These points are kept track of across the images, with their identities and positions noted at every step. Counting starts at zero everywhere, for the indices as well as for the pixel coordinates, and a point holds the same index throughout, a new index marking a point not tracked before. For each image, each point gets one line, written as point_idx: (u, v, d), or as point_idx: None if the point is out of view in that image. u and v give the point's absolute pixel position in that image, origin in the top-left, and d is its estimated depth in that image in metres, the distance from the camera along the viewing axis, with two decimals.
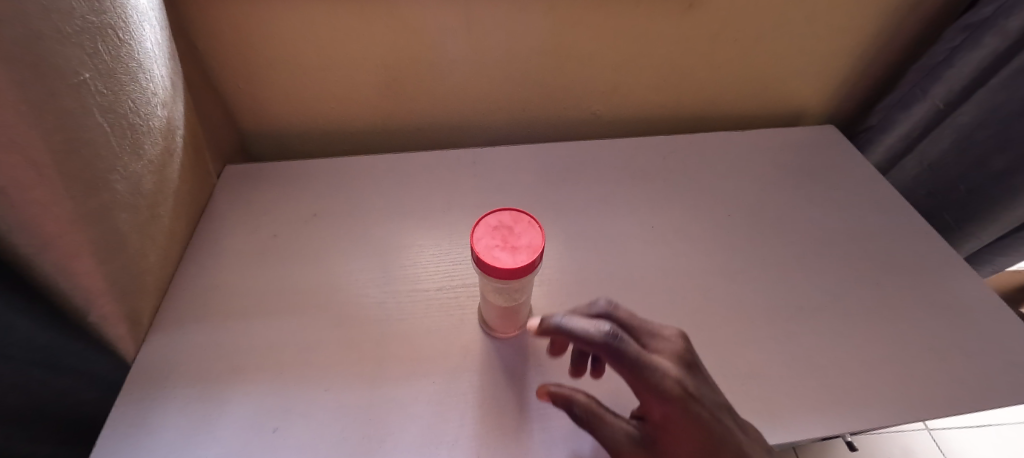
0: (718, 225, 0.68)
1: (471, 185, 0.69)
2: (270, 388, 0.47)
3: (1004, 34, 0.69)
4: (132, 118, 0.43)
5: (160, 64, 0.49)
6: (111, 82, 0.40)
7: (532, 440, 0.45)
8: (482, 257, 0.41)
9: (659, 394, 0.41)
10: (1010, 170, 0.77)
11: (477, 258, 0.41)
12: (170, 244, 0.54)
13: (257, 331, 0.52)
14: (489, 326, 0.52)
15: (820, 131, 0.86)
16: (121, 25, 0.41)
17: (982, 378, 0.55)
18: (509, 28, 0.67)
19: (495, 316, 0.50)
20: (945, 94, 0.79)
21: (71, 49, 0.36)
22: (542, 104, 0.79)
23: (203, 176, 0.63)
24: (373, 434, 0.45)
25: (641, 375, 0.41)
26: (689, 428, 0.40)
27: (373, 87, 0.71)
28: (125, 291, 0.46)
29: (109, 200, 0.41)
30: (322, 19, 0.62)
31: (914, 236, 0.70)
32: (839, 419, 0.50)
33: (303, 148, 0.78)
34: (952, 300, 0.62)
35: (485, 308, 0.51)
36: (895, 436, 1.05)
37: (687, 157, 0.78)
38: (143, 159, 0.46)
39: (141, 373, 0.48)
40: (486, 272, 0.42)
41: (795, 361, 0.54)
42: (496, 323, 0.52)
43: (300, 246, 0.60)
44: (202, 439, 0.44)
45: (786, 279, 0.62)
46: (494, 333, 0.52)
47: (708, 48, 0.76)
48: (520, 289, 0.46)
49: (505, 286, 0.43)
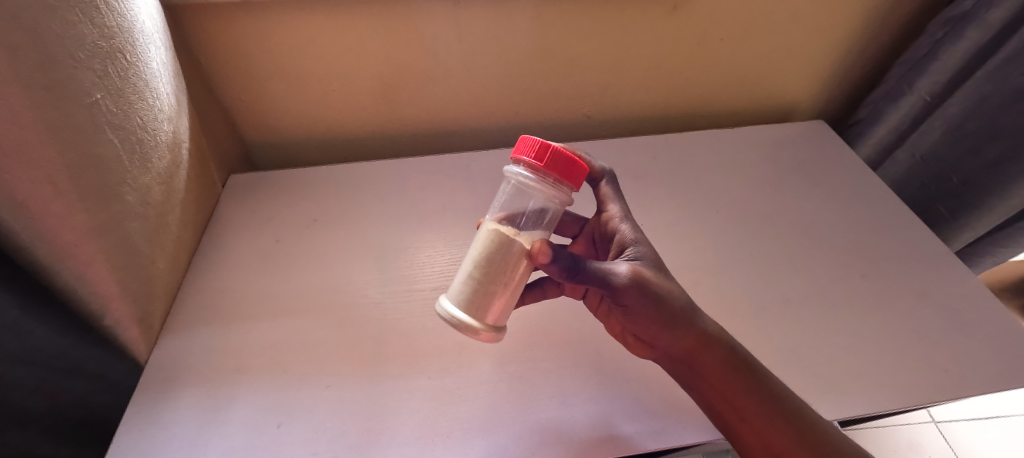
0: (706, 222, 0.70)
1: (467, 189, 0.72)
2: (275, 387, 0.50)
3: (986, 27, 0.71)
4: (141, 134, 0.46)
5: (165, 82, 0.52)
6: (120, 101, 0.43)
7: (524, 430, 0.47)
8: (569, 157, 0.42)
9: (625, 220, 0.51)
10: (1000, 160, 0.78)
11: (556, 152, 0.41)
12: (178, 251, 0.57)
13: (263, 332, 0.54)
14: (483, 317, 0.43)
15: (808, 127, 0.88)
16: (129, 48, 0.44)
17: (968, 366, 0.56)
18: (498, 35, 0.70)
19: (503, 284, 0.43)
20: (931, 87, 0.80)
21: (83, 73, 0.39)
22: (534, 107, 0.81)
23: (207, 185, 0.65)
24: (373, 428, 0.47)
25: (615, 202, 0.53)
26: (653, 250, 0.49)
27: (369, 96, 0.73)
28: (138, 296, 0.49)
29: (120, 211, 0.44)
30: (318, 32, 0.65)
31: (899, 229, 0.71)
32: (826, 407, 0.51)
33: (304, 158, 0.80)
34: (938, 291, 0.64)
35: (493, 277, 0.43)
36: (902, 428, 1.05)
37: (677, 156, 0.80)
38: (152, 172, 0.48)
39: (153, 374, 0.50)
40: (558, 169, 0.41)
41: (781, 352, 0.56)
42: (494, 305, 0.44)
43: (302, 251, 0.63)
44: (213, 435, 0.46)
45: (774, 273, 0.64)
46: (488, 328, 0.43)
47: (693, 49, 0.78)
48: (551, 221, 0.47)
49: (569, 198, 0.44)
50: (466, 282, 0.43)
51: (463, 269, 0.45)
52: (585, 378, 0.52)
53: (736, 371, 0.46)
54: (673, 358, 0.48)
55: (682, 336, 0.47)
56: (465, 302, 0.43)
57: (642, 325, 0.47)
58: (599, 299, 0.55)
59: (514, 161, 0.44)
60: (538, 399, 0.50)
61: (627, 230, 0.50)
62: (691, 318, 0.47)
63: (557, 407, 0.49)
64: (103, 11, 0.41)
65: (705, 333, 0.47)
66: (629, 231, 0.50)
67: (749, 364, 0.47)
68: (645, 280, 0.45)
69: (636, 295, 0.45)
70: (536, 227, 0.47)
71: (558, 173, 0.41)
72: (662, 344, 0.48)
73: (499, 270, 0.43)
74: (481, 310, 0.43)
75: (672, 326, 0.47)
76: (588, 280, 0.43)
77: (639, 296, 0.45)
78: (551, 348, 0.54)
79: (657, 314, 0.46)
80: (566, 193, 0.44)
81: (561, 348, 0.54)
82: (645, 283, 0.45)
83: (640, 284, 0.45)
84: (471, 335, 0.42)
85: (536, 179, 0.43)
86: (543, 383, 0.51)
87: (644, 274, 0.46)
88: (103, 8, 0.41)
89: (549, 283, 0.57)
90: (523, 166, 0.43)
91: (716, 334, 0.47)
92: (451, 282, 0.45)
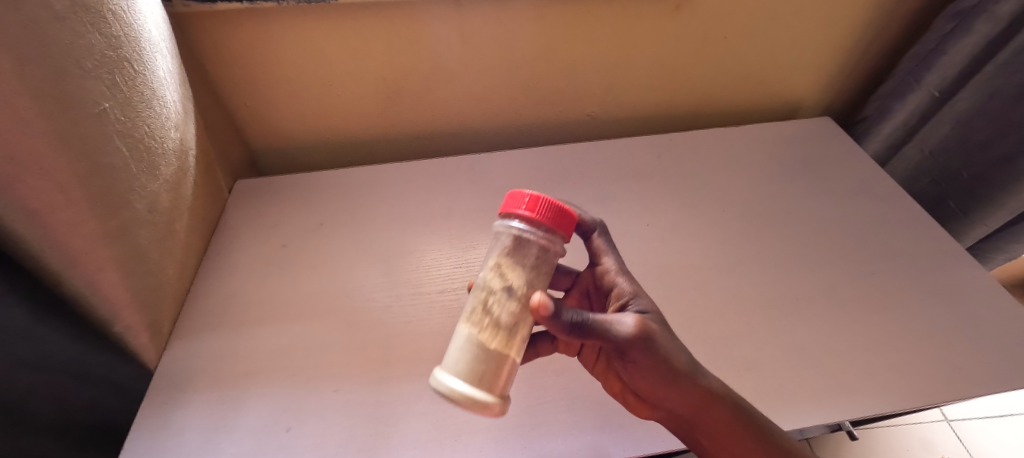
0: (712, 221, 0.69)
1: (470, 191, 0.72)
2: (282, 391, 0.50)
3: (995, 20, 0.70)
4: (149, 141, 0.47)
5: (171, 89, 0.52)
6: (128, 109, 0.43)
7: (531, 433, 0.47)
8: (562, 206, 0.40)
9: (621, 273, 0.48)
10: (1011, 156, 0.76)
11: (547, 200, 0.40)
12: (186, 258, 0.57)
13: (269, 337, 0.54)
14: (489, 388, 0.38)
15: (813, 124, 0.87)
16: (137, 57, 0.45)
17: (978, 364, 0.55)
18: (500, 37, 0.70)
19: (508, 344, 0.39)
20: (940, 82, 0.79)
21: (92, 82, 0.39)
22: (538, 108, 0.81)
23: (215, 192, 0.66)
24: (381, 431, 0.47)
25: (609, 256, 0.49)
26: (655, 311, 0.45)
27: (373, 99, 0.73)
28: (146, 301, 0.49)
29: (130, 218, 0.45)
30: (321, 38, 0.65)
31: (909, 226, 0.70)
32: (835, 406, 0.51)
33: (309, 162, 0.81)
34: (948, 288, 0.63)
35: (497, 337, 0.39)
36: (913, 427, 1.03)
37: (681, 155, 0.80)
38: (159, 179, 0.49)
39: (163, 379, 0.51)
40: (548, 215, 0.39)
41: (788, 351, 0.55)
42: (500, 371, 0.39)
43: (307, 255, 0.63)
44: (223, 440, 0.46)
45: (781, 271, 0.64)
46: (496, 400, 0.37)
47: (697, 48, 0.77)
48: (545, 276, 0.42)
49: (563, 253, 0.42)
50: (472, 341, 0.39)
51: (461, 337, 0.40)
52: (593, 379, 0.52)
53: (752, 435, 0.42)
54: (677, 419, 0.44)
55: (687, 398, 0.43)
56: (467, 371, 0.38)
57: (646, 381, 0.44)
58: (595, 356, 0.50)
59: (504, 216, 0.42)
60: (545, 401, 0.50)
61: (625, 284, 0.47)
62: (696, 375, 0.43)
63: (565, 410, 0.49)
64: (111, 20, 0.41)
65: (711, 395, 0.43)
66: (627, 285, 0.46)
67: (761, 424, 0.43)
68: (648, 335, 0.41)
69: (644, 348, 0.41)
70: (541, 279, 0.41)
71: (556, 224, 0.39)
72: (668, 403, 0.44)
73: (503, 319, 0.39)
74: (485, 381, 0.38)
75: (676, 388, 0.43)
76: (594, 335, 0.39)
77: (645, 352, 0.41)
78: (558, 350, 0.54)
79: (663, 373, 0.42)
80: (559, 245, 0.41)
81: (567, 350, 0.54)
82: (652, 336, 0.41)
83: (644, 338, 0.41)
84: (478, 411, 0.37)
85: (535, 236, 0.40)
86: (550, 386, 0.51)
87: (650, 327, 0.42)
88: (110, 18, 0.41)
89: (542, 341, 0.51)
90: (520, 221, 0.40)
91: (727, 395, 0.43)
92: (446, 351, 0.40)
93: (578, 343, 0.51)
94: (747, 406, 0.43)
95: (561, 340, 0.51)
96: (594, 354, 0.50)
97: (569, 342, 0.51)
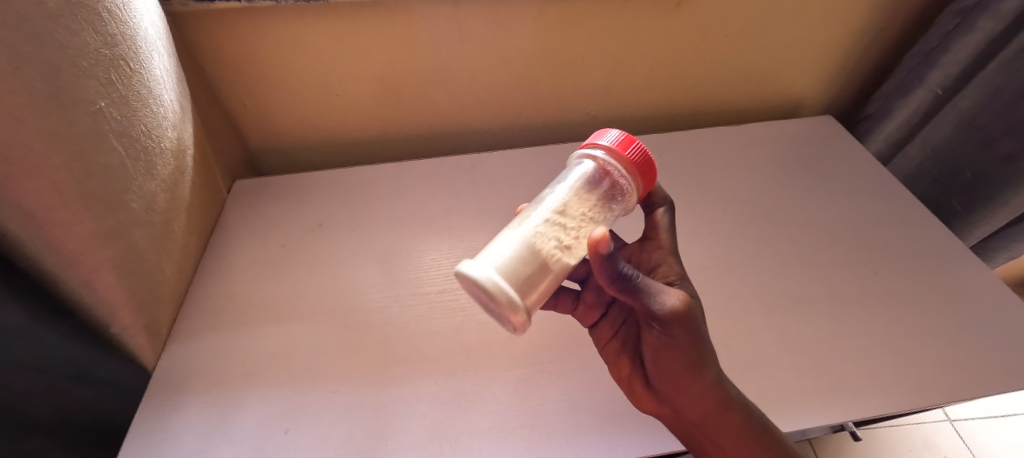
0: (713, 221, 0.69)
1: (470, 191, 0.71)
2: (281, 393, 0.49)
3: (998, 18, 0.69)
4: (146, 141, 0.46)
5: (168, 89, 0.52)
6: (124, 108, 0.43)
7: (532, 434, 0.47)
8: (650, 157, 0.42)
9: (672, 254, 0.47)
10: (1014, 154, 0.75)
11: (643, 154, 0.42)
12: (184, 258, 0.57)
13: (268, 338, 0.54)
14: (523, 296, 0.37)
15: (815, 123, 0.87)
16: (133, 56, 0.44)
17: (983, 365, 0.55)
18: (500, 36, 0.69)
19: (557, 268, 0.39)
20: (943, 80, 0.78)
21: (87, 81, 0.39)
22: (538, 107, 0.80)
23: (214, 192, 0.66)
24: (380, 433, 0.47)
25: (666, 233, 0.48)
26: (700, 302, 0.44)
27: (372, 99, 0.73)
28: (144, 302, 0.49)
29: (126, 218, 0.44)
30: (320, 37, 0.65)
31: (912, 225, 0.70)
32: (837, 407, 0.51)
33: (308, 162, 0.81)
34: (951, 288, 0.62)
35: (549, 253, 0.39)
36: (916, 427, 1.03)
37: (682, 154, 0.79)
38: (157, 179, 0.49)
39: (160, 381, 0.50)
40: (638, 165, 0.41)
41: (791, 351, 0.55)
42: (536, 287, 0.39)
43: (306, 255, 0.63)
44: (221, 442, 0.46)
45: (783, 271, 0.63)
46: (526, 312, 0.37)
47: (697, 46, 0.77)
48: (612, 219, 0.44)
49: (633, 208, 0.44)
50: (523, 251, 0.38)
51: (511, 242, 0.40)
52: (594, 380, 0.51)
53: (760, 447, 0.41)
54: (683, 418, 0.43)
55: (704, 394, 0.42)
56: (510, 271, 0.37)
57: (667, 369, 0.42)
58: (611, 332, 0.49)
59: (585, 149, 0.43)
60: (546, 401, 0.49)
61: (672, 266, 0.46)
62: (719, 374, 0.42)
63: (565, 410, 0.49)
64: (107, 19, 0.41)
65: (727, 400, 0.42)
66: (676, 269, 0.46)
67: (770, 439, 0.42)
68: (692, 317, 0.41)
69: (682, 327, 0.40)
70: (604, 220, 0.43)
71: (642, 169, 0.41)
72: (681, 399, 0.43)
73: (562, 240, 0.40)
74: (523, 287, 0.37)
75: (696, 382, 0.41)
76: (637, 295, 0.39)
77: (683, 334, 0.40)
78: (559, 350, 0.54)
79: (689, 363, 0.41)
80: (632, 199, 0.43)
81: (568, 350, 0.54)
82: (693, 320, 0.41)
83: (685, 319, 0.40)
84: (506, 313, 0.36)
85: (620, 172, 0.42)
86: (551, 386, 0.51)
87: (694, 310, 0.41)
88: (105, 16, 0.41)
89: (564, 296, 0.52)
90: (605, 152, 0.41)
91: (741, 406, 0.42)
92: (490, 252, 0.40)
93: (599, 311, 0.51)
94: (761, 421, 0.42)
95: (584, 303, 0.51)
96: (610, 329, 0.50)
97: (591, 307, 0.51)
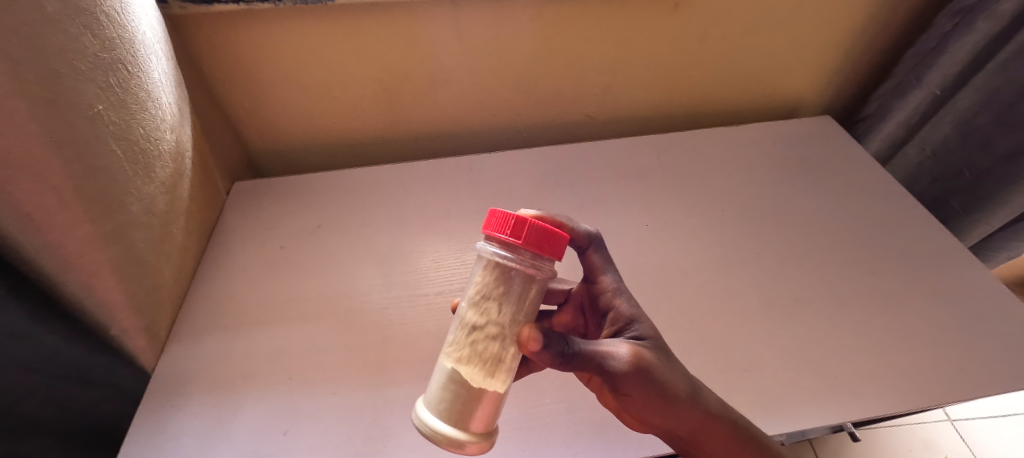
0: (711, 221, 0.69)
1: (469, 192, 0.71)
2: (280, 394, 0.50)
3: (997, 17, 0.70)
4: (144, 144, 0.46)
5: (167, 92, 0.52)
6: (123, 111, 0.43)
7: (530, 435, 0.47)
8: (548, 227, 0.34)
9: (620, 294, 0.45)
10: (1012, 155, 0.75)
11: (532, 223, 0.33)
12: (183, 260, 0.57)
13: (267, 339, 0.54)
14: (465, 424, 0.35)
15: (813, 124, 0.87)
16: (131, 59, 0.45)
17: (981, 365, 0.55)
18: (498, 37, 0.70)
19: (495, 382, 0.36)
20: (941, 80, 0.78)
21: (85, 84, 0.39)
22: (536, 108, 0.80)
23: (213, 194, 0.66)
24: (379, 434, 0.47)
25: (608, 274, 0.47)
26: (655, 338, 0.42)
27: (371, 100, 0.73)
28: (142, 304, 0.49)
29: (125, 221, 0.45)
30: (319, 39, 0.65)
31: (910, 225, 0.70)
32: (835, 407, 0.51)
33: (307, 164, 0.81)
34: (950, 288, 0.62)
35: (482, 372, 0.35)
36: (916, 427, 1.03)
37: (680, 154, 0.79)
38: (155, 182, 0.49)
39: (159, 383, 0.50)
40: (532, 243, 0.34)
41: (788, 352, 0.55)
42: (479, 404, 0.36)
43: (305, 257, 0.63)
44: (220, 443, 0.46)
45: (780, 272, 0.63)
46: (472, 438, 0.34)
47: (695, 47, 0.77)
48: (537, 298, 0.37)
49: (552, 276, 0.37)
50: (452, 373, 0.36)
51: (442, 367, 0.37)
52: None
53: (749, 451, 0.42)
54: (669, 441, 0.43)
55: (683, 423, 0.41)
56: (444, 408, 0.35)
57: (639, 413, 0.41)
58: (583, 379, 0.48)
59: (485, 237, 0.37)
60: (543, 402, 0.49)
61: (623, 306, 0.44)
62: (693, 399, 0.41)
63: (563, 411, 0.49)
64: (105, 23, 0.41)
65: (708, 419, 0.41)
66: (626, 307, 0.44)
67: (756, 442, 0.42)
68: (644, 367, 0.39)
69: (639, 382, 0.38)
70: (523, 308, 0.36)
71: (539, 248, 0.34)
72: (662, 431, 0.42)
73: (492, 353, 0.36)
74: (462, 414, 0.35)
75: (671, 417, 0.40)
76: (587, 367, 0.36)
77: (642, 384, 0.39)
78: None
79: (659, 405, 0.40)
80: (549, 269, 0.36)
81: None
82: (647, 367, 0.39)
83: (639, 370, 0.38)
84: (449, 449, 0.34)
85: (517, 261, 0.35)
86: (548, 387, 0.51)
87: (646, 357, 0.39)
88: (104, 19, 0.41)
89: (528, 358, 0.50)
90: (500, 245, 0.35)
91: (724, 418, 0.42)
92: (428, 382, 0.37)
93: None
94: (747, 429, 0.43)
95: None
96: None
97: None
